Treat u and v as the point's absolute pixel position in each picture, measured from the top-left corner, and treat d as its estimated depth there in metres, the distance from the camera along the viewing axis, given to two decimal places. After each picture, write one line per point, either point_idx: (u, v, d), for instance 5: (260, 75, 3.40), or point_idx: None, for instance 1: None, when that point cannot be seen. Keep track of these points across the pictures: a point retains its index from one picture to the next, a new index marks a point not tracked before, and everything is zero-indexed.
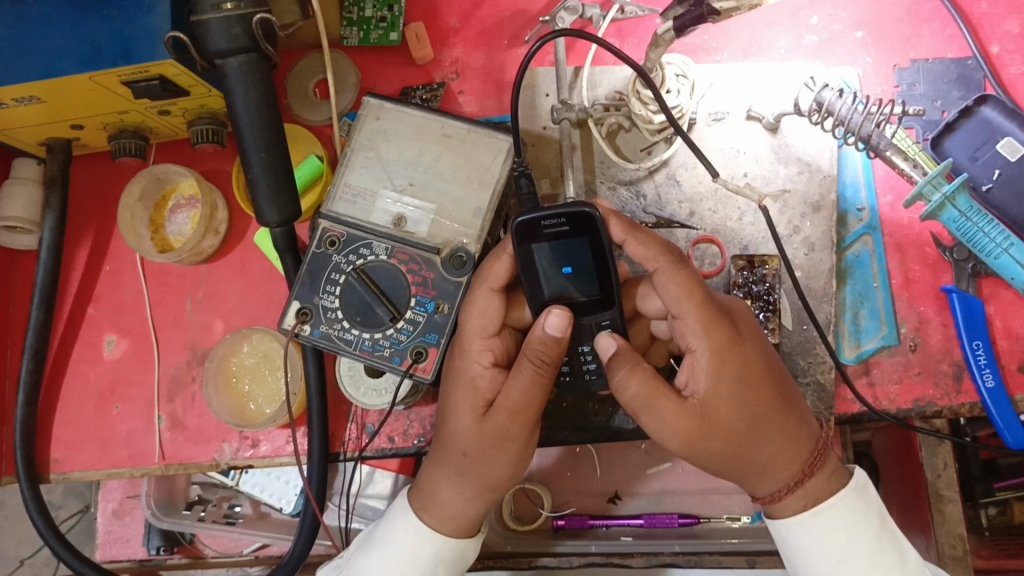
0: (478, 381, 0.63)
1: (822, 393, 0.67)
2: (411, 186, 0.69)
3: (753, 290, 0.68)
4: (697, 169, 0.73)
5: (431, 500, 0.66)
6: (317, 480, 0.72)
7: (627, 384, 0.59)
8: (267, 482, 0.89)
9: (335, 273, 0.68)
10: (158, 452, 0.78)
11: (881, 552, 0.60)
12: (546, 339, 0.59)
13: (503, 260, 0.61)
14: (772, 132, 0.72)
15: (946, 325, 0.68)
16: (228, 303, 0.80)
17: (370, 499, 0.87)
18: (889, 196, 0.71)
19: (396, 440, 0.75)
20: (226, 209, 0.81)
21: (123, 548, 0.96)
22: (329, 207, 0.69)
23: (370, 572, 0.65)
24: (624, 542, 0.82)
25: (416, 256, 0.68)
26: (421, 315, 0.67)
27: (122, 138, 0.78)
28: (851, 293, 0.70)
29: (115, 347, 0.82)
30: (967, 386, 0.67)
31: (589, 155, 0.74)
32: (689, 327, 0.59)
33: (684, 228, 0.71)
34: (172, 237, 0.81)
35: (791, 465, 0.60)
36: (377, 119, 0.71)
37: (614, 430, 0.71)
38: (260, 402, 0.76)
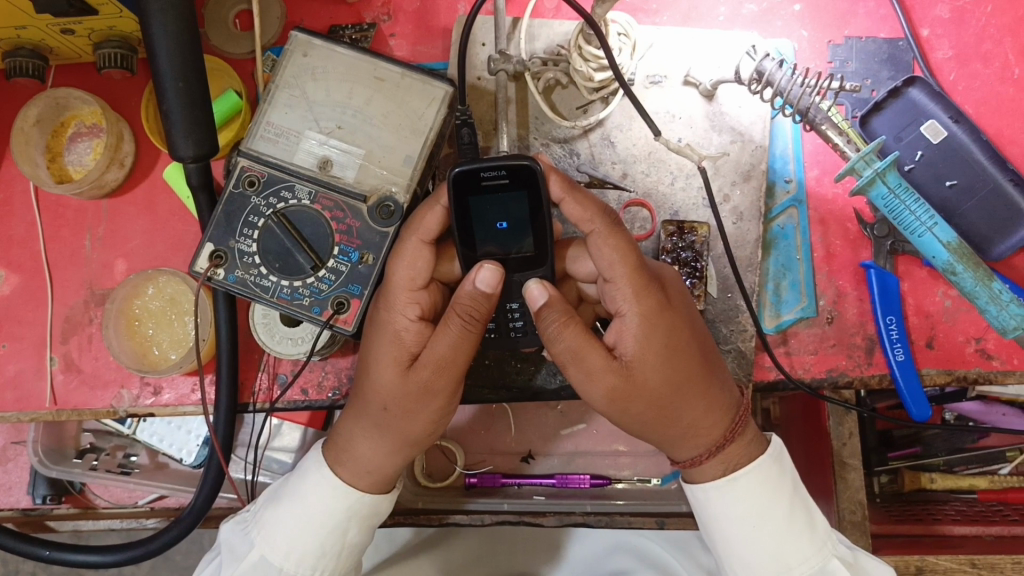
0: (403, 334, 0.61)
1: (742, 361, 0.68)
2: (338, 129, 0.66)
3: (681, 256, 0.69)
4: (632, 131, 0.72)
5: (348, 455, 0.64)
6: (224, 428, 0.69)
7: (559, 336, 0.57)
8: (167, 432, 0.85)
9: (253, 215, 0.65)
10: (49, 396, 0.73)
11: (792, 519, 0.62)
12: (475, 294, 0.57)
13: (436, 211, 0.59)
14: (707, 100, 0.72)
15: (862, 299, 0.70)
16: (132, 241, 0.75)
17: (277, 452, 0.85)
18: (816, 170, 0.72)
19: (310, 393, 0.72)
20: (133, 140, 0.75)
21: (5, 496, 0.91)
22: (248, 144, 0.65)
23: (280, 527, 0.63)
24: (537, 501, 0.83)
25: (341, 203, 0.65)
26: (344, 265, 0.65)
27: (18, 56, 0.72)
28: (774, 264, 0.71)
29: (3, 282, 0.76)
30: (878, 358, 0.69)
31: (524, 109, 0.72)
32: (620, 291, 0.58)
33: (616, 189, 0.71)
34: (71, 167, 0.76)
35: (713, 431, 0.62)
36: (305, 55, 0.67)
37: (535, 389, 0.70)
38: (165, 347, 0.72)
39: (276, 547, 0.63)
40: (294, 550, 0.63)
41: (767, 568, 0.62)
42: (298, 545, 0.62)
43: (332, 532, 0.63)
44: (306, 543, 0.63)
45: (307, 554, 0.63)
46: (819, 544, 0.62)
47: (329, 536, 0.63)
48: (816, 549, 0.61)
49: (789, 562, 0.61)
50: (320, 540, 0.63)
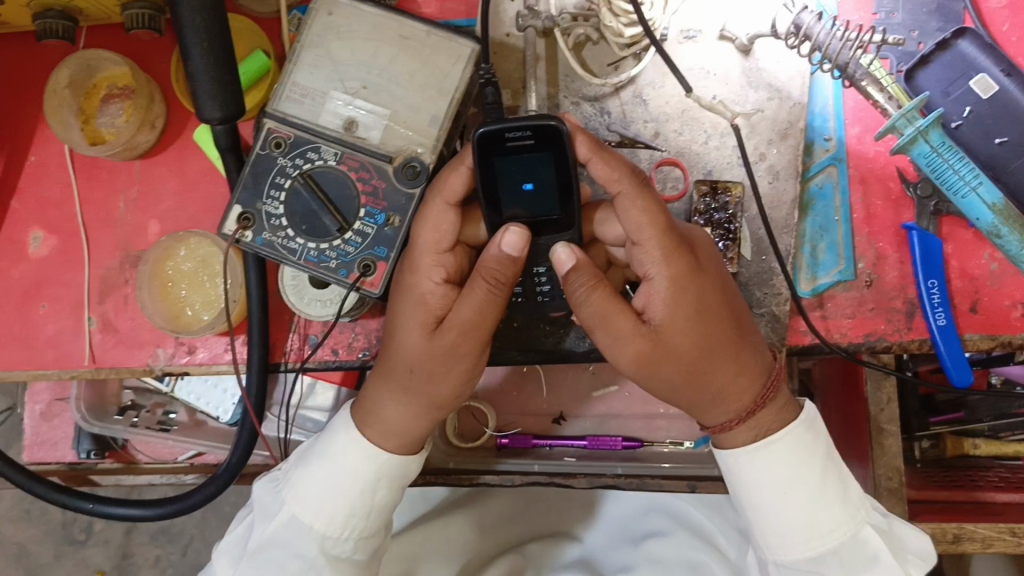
0: (428, 297, 0.61)
1: (775, 324, 0.66)
2: (364, 89, 0.65)
3: (713, 217, 0.67)
4: (665, 88, 0.70)
5: (375, 417, 0.65)
6: (256, 390, 0.70)
7: (587, 300, 0.56)
8: (204, 391, 0.86)
9: (280, 177, 0.65)
10: (88, 355, 0.75)
11: (826, 486, 0.60)
12: (502, 257, 0.57)
13: (460, 171, 0.58)
14: (744, 55, 0.69)
15: (903, 262, 0.67)
16: (165, 203, 0.76)
17: (311, 411, 0.84)
18: (857, 128, 0.69)
19: (340, 353, 0.73)
20: (162, 102, 0.75)
21: (51, 452, 0.93)
22: (274, 106, 0.65)
23: (311, 486, 0.64)
24: (568, 463, 0.81)
25: (367, 163, 0.64)
26: (370, 227, 0.64)
27: (48, 18, 0.72)
28: (811, 225, 0.69)
29: (41, 243, 0.77)
30: (918, 323, 0.67)
31: (554, 67, 0.70)
32: (648, 254, 0.57)
33: (648, 148, 0.69)
34: (103, 129, 0.76)
35: (744, 396, 0.61)
36: (329, 14, 0.66)
37: (564, 352, 0.70)
38: (197, 308, 0.73)
39: (306, 506, 0.63)
40: (324, 510, 0.63)
41: (799, 536, 0.61)
42: (328, 504, 0.63)
43: (360, 492, 0.64)
44: (336, 501, 0.63)
45: (336, 513, 0.63)
46: (852, 511, 0.61)
47: (357, 497, 0.64)
48: (849, 516, 0.60)
49: (821, 530, 0.60)
50: (349, 499, 0.63)
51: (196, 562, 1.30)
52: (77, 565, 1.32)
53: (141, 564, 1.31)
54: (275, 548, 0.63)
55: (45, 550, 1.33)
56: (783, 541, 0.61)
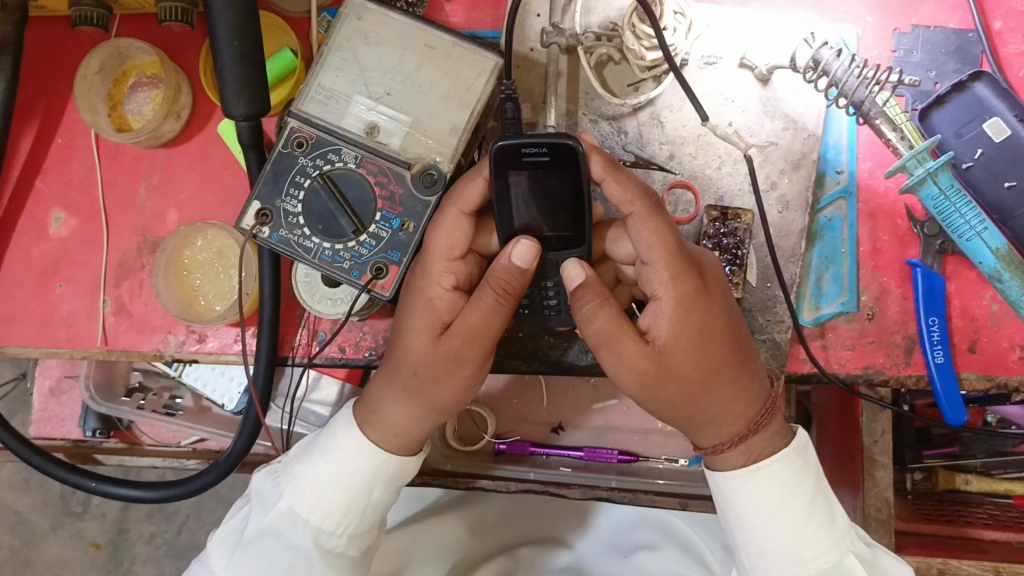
0: (437, 303, 0.62)
1: (776, 351, 0.68)
2: (388, 95, 0.66)
3: (722, 242, 0.68)
4: (682, 112, 0.71)
5: (377, 415, 0.66)
6: (264, 381, 0.71)
7: (592, 318, 0.57)
8: (211, 378, 0.88)
9: (300, 176, 0.66)
10: (101, 337, 0.76)
11: (812, 513, 0.61)
12: (512, 268, 0.58)
13: (477, 183, 0.59)
14: (762, 84, 0.70)
15: (905, 298, 0.68)
16: (186, 192, 0.77)
17: (314, 404, 0.87)
18: (869, 163, 0.70)
19: (347, 351, 0.74)
20: (190, 93, 0.77)
21: (58, 427, 0.95)
22: (298, 106, 0.66)
23: (309, 480, 0.65)
24: (563, 473, 0.85)
25: (386, 168, 0.66)
26: (385, 231, 0.66)
27: (84, 6, 0.74)
28: (818, 256, 0.70)
29: (62, 224, 0.79)
30: (917, 359, 0.68)
31: (574, 84, 0.72)
32: (657, 274, 0.58)
33: (662, 170, 0.70)
34: (130, 116, 0.78)
35: (738, 420, 0.62)
36: (358, 19, 0.67)
37: (566, 365, 0.71)
38: (210, 298, 0.74)
39: (302, 500, 0.65)
40: (320, 505, 0.64)
41: (783, 560, 0.62)
42: (324, 499, 0.64)
43: (357, 489, 0.65)
44: (333, 497, 0.64)
45: (332, 509, 0.65)
46: (837, 539, 0.62)
47: (354, 494, 0.65)
48: (834, 544, 0.61)
49: (805, 556, 0.61)
50: (346, 496, 0.65)
51: (190, 541, 1.32)
52: (73, 536, 1.34)
53: (136, 539, 1.33)
54: (270, 539, 0.64)
55: (43, 519, 1.35)
56: (766, 564, 0.62)
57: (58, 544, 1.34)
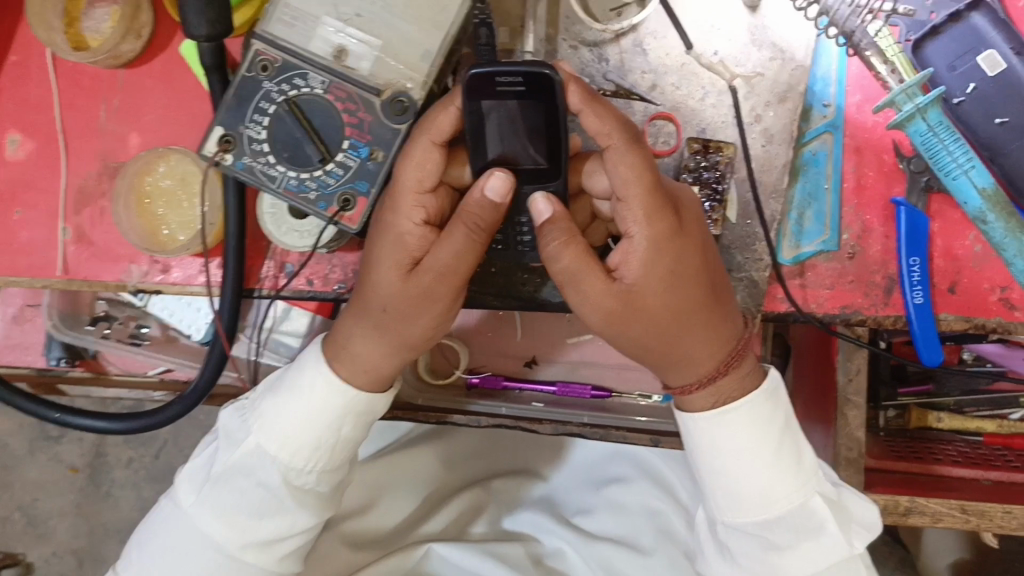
0: (406, 238, 0.60)
1: (753, 290, 0.66)
2: (357, 17, 0.63)
3: (702, 176, 0.65)
4: (667, 40, 0.68)
5: (345, 351, 0.65)
6: (230, 313, 0.69)
7: (558, 255, 0.56)
8: (178, 309, 0.85)
9: (264, 102, 0.63)
10: (61, 266, 0.74)
11: (780, 455, 0.61)
12: (484, 203, 0.56)
13: (449, 112, 0.56)
14: (751, 11, 0.67)
15: (888, 237, 0.67)
16: (148, 115, 0.74)
17: (284, 336, 0.84)
18: (857, 96, 0.67)
19: (315, 284, 0.72)
20: (150, 10, 0.73)
21: (23, 356, 0.93)
22: (263, 27, 0.62)
23: (276, 417, 0.64)
24: (535, 407, 0.83)
25: (355, 95, 0.63)
26: (353, 160, 0.63)
27: None
28: (800, 192, 0.68)
29: (19, 147, 0.75)
30: (895, 299, 0.67)
31: (555, 7, 0.68)
32: (631, 212, 0.56)
33: (643, 101, 0.67)
34: (88, 34, 0.74)
35: (709, 360, 0.61)
36: None
37: (540, 302, 0.69)
38: (173, 228, 0.72)
39: (270, 437, 0.64)
40: (287, 443, 0.63)
41: (749, 501, 0.62)
42: (290, 437, 0.63)
43: (324, 427, 0.64)
44: (299, 435, 0.63)
45: (300, 447, 0.64)
46: (803, 480, 0.62)
47: (321, 432, 0.64)
48: (800, 486, 0.61)
49: (772, 497, 0.61)
50: (313, 435, 0.64)
51: (168, 467, 1.31)
52: (51, 460, 1.33)
53: (114, 463, 1.33)
54: (238, 476, 0.63)
55: (19, 443, 1.33)
56: (733, 504, 0.62)
57: (36, 467, 1.33)
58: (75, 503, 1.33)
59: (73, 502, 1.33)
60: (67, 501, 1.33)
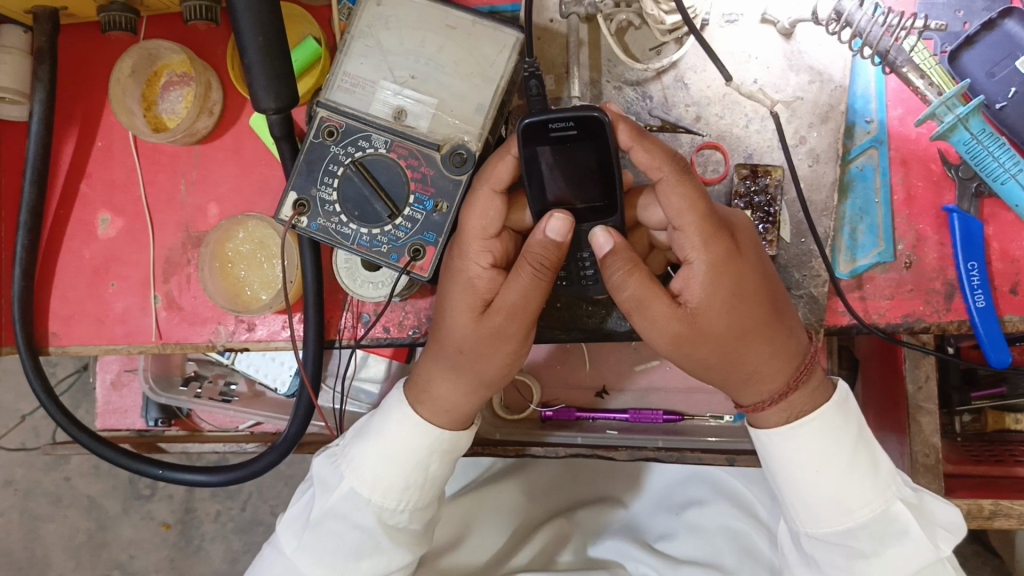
0: (476, 282, 0.64)
1: (813, 305, 0.68)
2: (412, 79, 0.67)
3: (753, 201, 0.68)
4: (706, 73, 0.71)
5: (427, 393, 0.68)
6: (313, 364, 0.73)
7: (624, 285, 0.59)
8: (262, 363, 0.91)
9: (333, 164, 0.67)
10: (155, 331, 0.79)
11: (856, 464, 0.62)
12: (547, 242, 0.59)
13: (506, 161, 0.60)
14: (786, 38, 0.70)
15: (943, 244, 0.68)
16: (224, 185, 0.79)
17: (364, 382, 0.89)
18: (899, 110, 0.70)
19: (392, 330, 0.76)
20: (220, 89, 0.79)
21: (122, 419, 1.00)
22: (326, 95, 0.67)
23: (365, 460, 0.67)
24: (610, 435, 0.84)
25: (416, 151, 0.67)
26: (419, 213, 0.67)
27: (112, 11, 0.76)
28: (851, 208, 0.70)
29: (109, 225, 0.81)
30: (957, 305, 0.68)
31: (596, 52, 0.72)
32: (688, 239, 0.59)
33: (689, 132, 0.70)
34: (165, 115, 0.80)
35: (778, 377, 0.63)
36: (378, 4, 0.68)
37: (606, 332, 0.72)
38: (256, 288, 0.77)
39: (362, 480, 0.67)
40: (378, 483, 0.67)
41: (828, 510, 0.63)
42: (382, 477, 0.67)
43: (412, 465, 0.67)
44: (390, 475, 0.67)
45: (390, 486, 0.67)
46: (882, 487, 0.62)
47: (409, 470, 0.67)
48: (879, 493, 0.62)
49: (852, 506, 0.62)
50: (403, 473, 0.67)
51: (254, 517, 1.36)
52: (143, 518, 1.39)
53: (203, 518, 1.38)
54: (335, 520, 0.67)
55: (115, 503, 1.40)
56: (814, 516, 0.64)
57: (130, 526, 1.39)
58: (168, 557, 1.38)
59: (168, 557, 1.38)
60: (163, 556, 1.38)
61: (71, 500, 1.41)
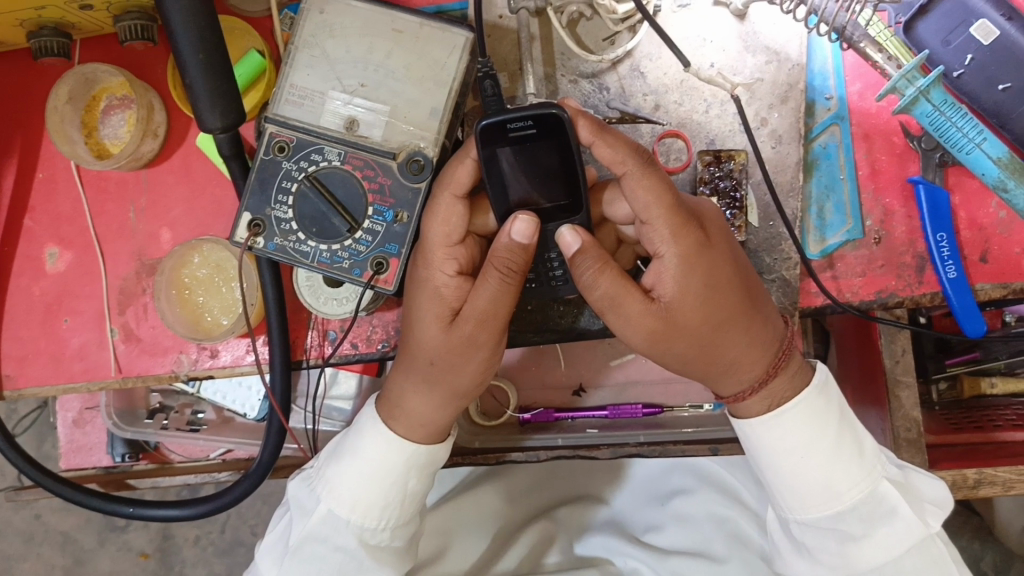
0: (443, 291, 0.62)
1: (787, 289, 0.67)
2: (362, 87, 0.65)
3: (719, 186, 0.67)
4: (662, 60, 0.69)
5: (401, 409, 0.66)
6: (282, 388, 0.71)
7: (595, 283, 0.57)
8: (230, 390, 0.88)
9: (286, 181, 0.65)
10: (114, 365, 0.76)
11: (841, 446, 0.62)
12: (512, 246, 0.57)
13: (465, 164, 0.59)
14: (739, 19, 0.69)
15: (911, 217, 0.68)
16: (175, 209, 0.76)
17: (335, 400, 0.87)
18: (858, 85, 0.69)
19: (360, 346, 0.74)
20: (163, 109, 0.76)
21: (88, 456, 0.97)
22: (273, 110, 0.65)
23: (343, 481, 0.65)
24: (590, 434, 0.82)
25: (371, 161, 0.65)
26: (379, 225, 0.65)
27: (43, 36, 0.73)
28: (817, 186, 0.69)
29: (58, 259, 0.78)
30: (929, 277, 0.67)
31: (549, 46, 0.70)
32: (657, 233, 0.57)
33: (649, 122, 0.69)
34: (107, 141, 0.76)
35: (757, 366, 0.62)
36: (321, 12, 0.66)
37: (580, 331, 0.71)
38: (216, 313, 0.74)
39: (341, 501, 0.65)
40: (359, 504, 0.65)
41: (816, 496, 0.62)
42: (361, 498, 0.65)
43: (392, 483, 0.65)
44: (370, 495, 0.65)
45: (371, 505, 0.65)
46: (868, 468, 0.62)
47: (390, 489, 0.65)
48: (865, 474, 0.62)
49: (839, 489, 0.62)
50: (383, 492, 0.65)
51: (235, 538, 1.32)
52: (121, 548, 1.34)
53: (183, 543, 1.33)
54: (316, 543, 0.65)
55: (89, 536, 1.34)
56: (802, 502, 0.63)
57: (108, 558, 1.34)
58: None
59: None
60: None
61: (43, 537, 1.35)
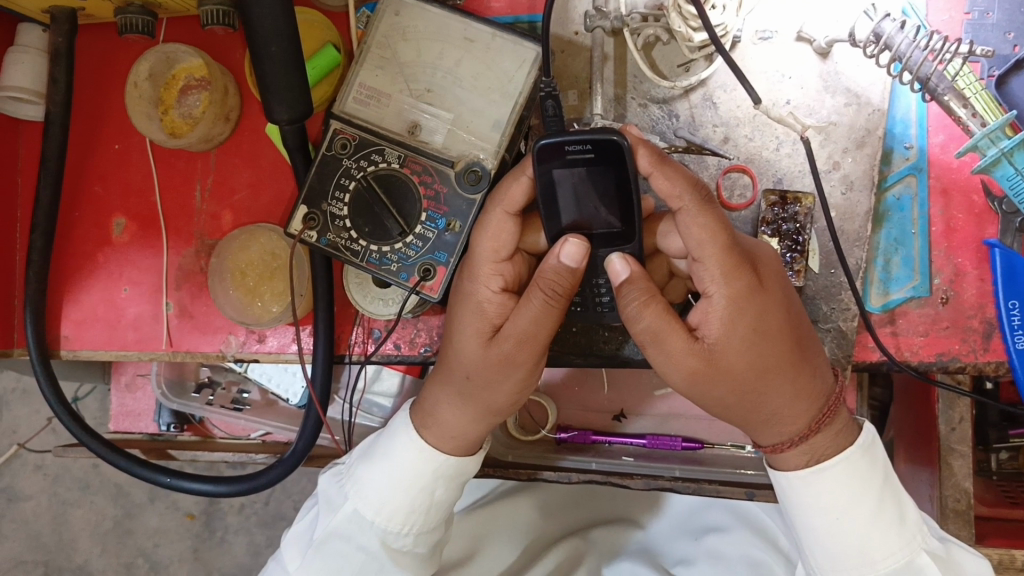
0: (485, 306, 0.61)
1: (842, 341, 0.65)
2: (428, 93, 0.65)
3: (782, 228, 0.65)
4: (736, 92, 0.67)
5: (433, 419, 0.66)
6: (322, 382, 0.71)
7: (639, 316, 0.55)
8: (276, 373, 0.89)
9: (345, 179, 0.65)
10: (165, 339, 0.78)
11: (881, 512, 0.59)
12: (560, 268, 0.56)
13: (521, 182, 0.58)
14: (822, 57, 0.67)
15: (983, 280, 0.65)
16: (239, 193, 0.78)
17: (377, 396, 0.88)
18: (941, 136, 0.66)
19: (402, 348, 0.74)
20: (238, 93, 0.77)
21: (135, 421, 1.00)
22: (340, 107, 0.65)
23: (370, 483, 0.65)
24: (625, 462, 0.83)
25: (430, 167, 0.65)
26: (431, 232, 0.65)
27: (129, 13, 0.74)
28: (886, 238, 0.66)
29: (124, 230, 0.80)
30: (996, 344, 0.64)
31: (622, 67, 0.69)
32: (708, 272, 0.56)
33: (716, 155, 0.67)
34: (181, 119, 0.76)
35: (800, 419, 0.59)
36: (396, 15, 0.66)
37: (623, 359, 0.69)
38: (266, 300, 0.74)
39: (367, 502, 0.65)
40: (384, 507, 0.65)
41: (848, 561, 0.60)
42: (386, 502, 0.65)
43: (418, 491, 0.65)
44: (395, 500, 0.65)
45: (396, 510, 0.65)
46: (907, 538, 0.59)
47: (416, 496, 0.65)
48: (903, 543, 0.59)
49: (874, 556, 0.59)
50: (408, 499, 0.65)
51: (278, 511, 1.34)
52: (169, 507, 1.37)
53: (227, 510, 1.36)
54: (339, 540, 0.65)
55: (140, 491, 1.38)
56: (834, 564, 0.60)
57: (156, 514, 1.37)
58: (191, 547, 1.36)
59: (190, 547, 1.36)
60: (186, 547, 1.36)
61: (98, 486, 1.39)
